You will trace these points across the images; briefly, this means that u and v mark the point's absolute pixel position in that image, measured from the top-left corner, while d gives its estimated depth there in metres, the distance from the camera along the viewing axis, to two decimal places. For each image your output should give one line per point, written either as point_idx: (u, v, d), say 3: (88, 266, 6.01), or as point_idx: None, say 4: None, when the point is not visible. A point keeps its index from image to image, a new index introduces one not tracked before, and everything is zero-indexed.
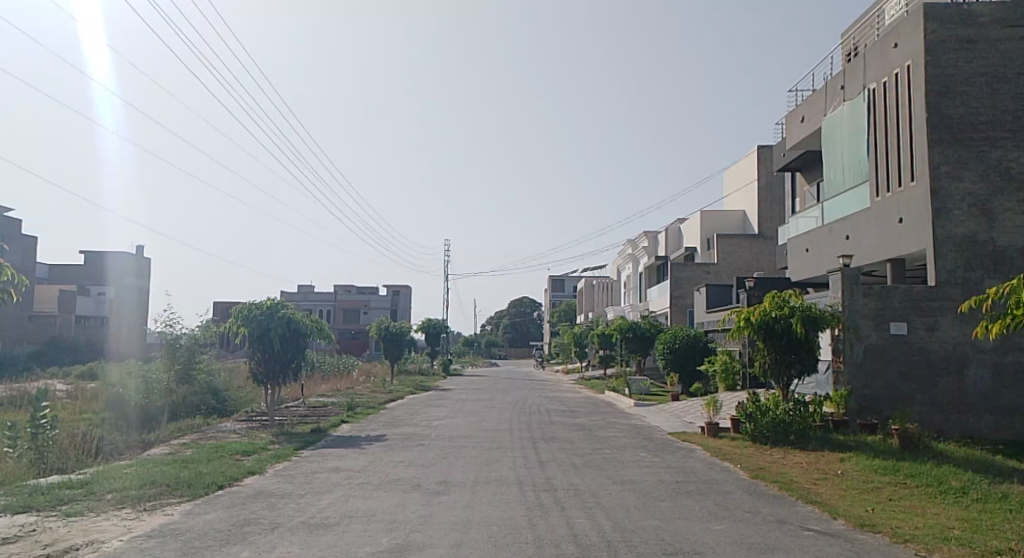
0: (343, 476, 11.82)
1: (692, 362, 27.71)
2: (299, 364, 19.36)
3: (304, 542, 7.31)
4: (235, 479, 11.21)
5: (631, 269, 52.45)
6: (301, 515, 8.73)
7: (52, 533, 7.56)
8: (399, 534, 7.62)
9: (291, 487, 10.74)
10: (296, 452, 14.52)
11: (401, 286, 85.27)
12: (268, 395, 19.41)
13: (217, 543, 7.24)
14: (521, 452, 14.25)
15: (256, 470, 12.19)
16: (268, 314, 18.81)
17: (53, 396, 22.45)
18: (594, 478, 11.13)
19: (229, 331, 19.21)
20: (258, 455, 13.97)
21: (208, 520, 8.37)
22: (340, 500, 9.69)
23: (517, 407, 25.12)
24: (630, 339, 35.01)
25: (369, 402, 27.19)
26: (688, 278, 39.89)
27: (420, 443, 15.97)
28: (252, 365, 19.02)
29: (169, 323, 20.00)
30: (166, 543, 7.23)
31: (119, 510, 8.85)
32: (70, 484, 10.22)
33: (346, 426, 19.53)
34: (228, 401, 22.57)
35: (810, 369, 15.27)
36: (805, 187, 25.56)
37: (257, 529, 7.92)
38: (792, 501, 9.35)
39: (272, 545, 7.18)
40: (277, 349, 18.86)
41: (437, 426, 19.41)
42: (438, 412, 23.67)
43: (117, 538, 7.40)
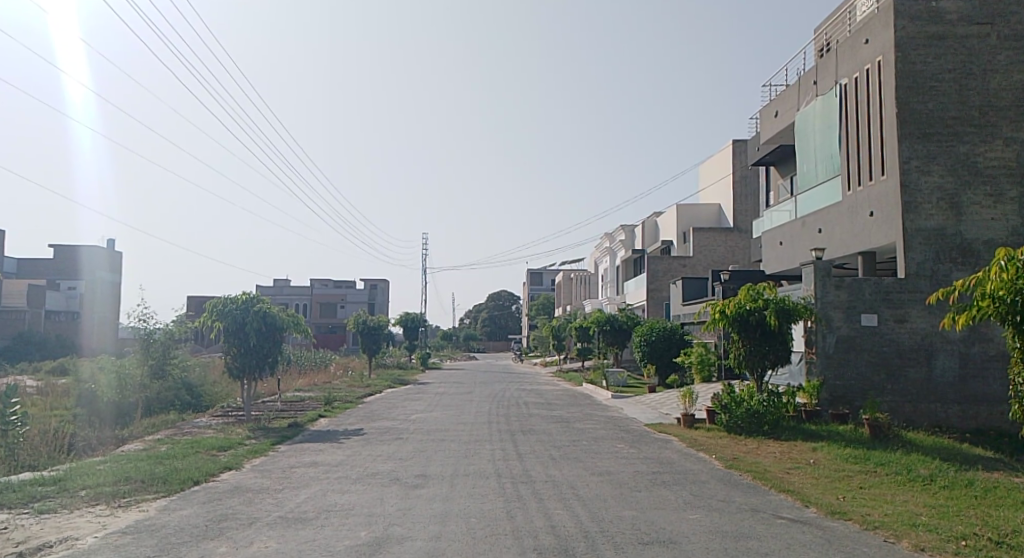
0: (321, 470, 11.80)
1: (669, 354, 27.95)
2: (275, 358, 19.21)
3: (282, 536, 7.31)
4: (212, 474, 11.14)
5: (608, 263, 52.84)
6: (279, 510, 8.73)
7: (24, 530, 7.50)
8: (378, 527, 7.65)
9: (268, 482, 10.69)
10: (273, 447, 14.45)
11: (378, 280, 84.59)
12: (245, 389, 19.25)
13: (194, 538, 7.21)
14: (499, 445, 14.31)
15: (233, 465, 12.11)
16: (243, 308, 18.68)
17: (24, 392, 22.10)
18: (571, 469, 11.25)
19: (202, 326, 18.98)
20: (235, 449, 13.87)
21: (185, 516, 8.32)
22: (317, 494, 9.70)
23: (495, 400, 25.11)
24: (606, 332, 35.17)
25: (347, 396, 27.06)
26: (665, 271, 40.20)
27: (398, 437, 15.95)
28: (228, 360, 18.85)
29: (142, 317, 19.69)
30: (142, 539, 7.17)
31: (93, 507, 8.76)
32: (42, 481, 10.08)
33: (324, 421, 19.42)
34: (203, 397, 22.50)
35: (784, 361, 15.47)
36: (779, 180, 25.85)
37: (234, 524, 7.90)
38: (765, 489, 9.52)
39: (250, 540, 7.17)
40: (253, 343, 18.69)
41: (415, 420, 19.39)
42: (416, 406, 23.68)
43: (91, 535, 7.35)
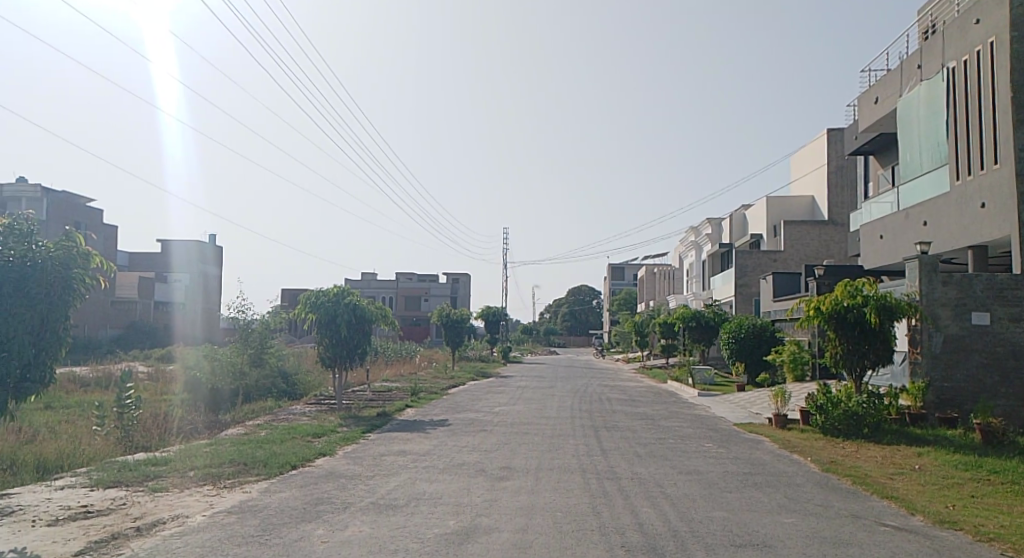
0: (410, 459, 12.09)
1: (759, 352, 27.09)
2: (364, 349, 19.80)
3: (374, 521, 7.52)
4: (307, 459, 11.60)
5: (694, 258, 51.72)
6: (371, 496, 8.99)
7: (141, 507, 8.01)
8: (465, 517, 7.74)
9: (360, 469, 11.03)
10: (363, 435, 14.90)
11: (460, 274, 85.73)
12: (337, 379, 19.87)
13: (293, 520, 7.52)
14: (583, 440, 14.27)
15: (326, 451, 12.57)
16: (335, 300, 19.32)
17: (136, 378, 23.63)
18: (658, 467, 11.07)
19: (297, 318, 19.77)
20: (328, 436, 14.39)
21: (283, 498, 8.68)
22: (406, 482, 9.93)
23: (578, 395, 25.04)
24: (693, 328, 34.38)
25: (432, 388, 27.62)
26: (754, 266, 39.02)
27: (483, 429, 16.13)
28: (320, 350, 19.49)
29: (241, 309, 20.71)
30: (246, 519, 7.54)
31: (200, 487, 9.27)
32: (155, 461, 10.76)
33: (410, 411, 19.86)
34: (298, 384, 23.44)
35: (885, 361, 14.70)
36: (879, 171, 24.62)
37: (330, 508, 8.19)
38: (866, 495, 9.08)
39: (345, 524, 7.41)
40: (344, 334, 19.29)
41: (498, 412, 19.54)
42: (499, 398, 23.91)
43: (200, 513, 7.77)
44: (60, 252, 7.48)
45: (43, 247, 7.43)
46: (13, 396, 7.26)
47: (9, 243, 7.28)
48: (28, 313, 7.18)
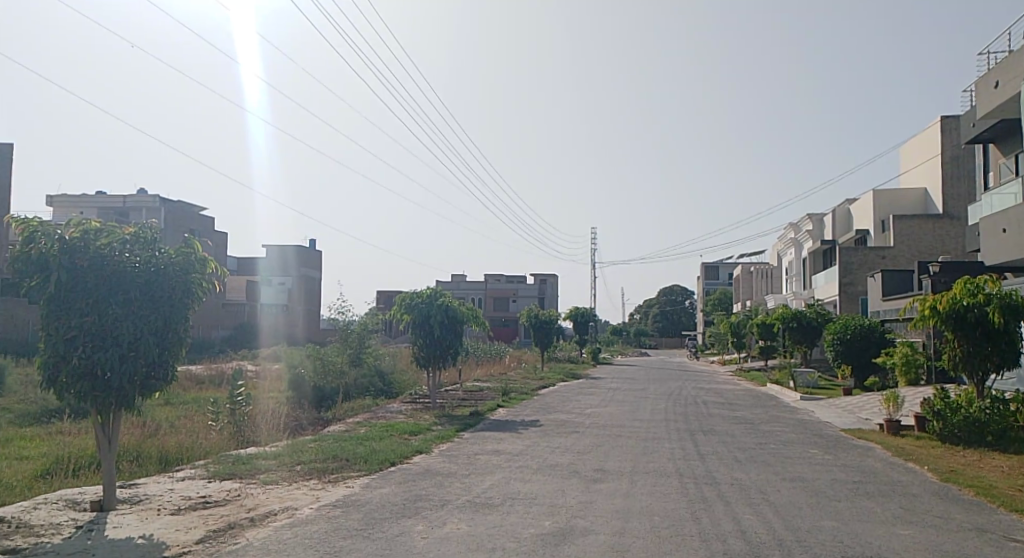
0: (503, 458, 12.18)
1: (867, 354, 25.71)
2: (457, 349, 20.13)
3: (472, 519, 7.61)
4: (405, 457, 11.88)
5: (794, 255, 49.80)
6: (467, 494, 9.11)
7: (254, 498, 8.45)
8: (561, 518, 7.73)
9: (456, 467, 11.21)
10: (457, 433, 15.15)
11: (548, 275, 85.82)
12: (430, 378, 20.26)
13: (394, 515, 7.73)
14: (680, 444, 13.98)
15: (423, 449, 12.85)
16: (428, 301, 19.74)
17: (245, 376, 24.94)
18: (759, 472, 10.69)
19: (393, 319, 20.33)
20: (424, 434, 14.71)
21: (384, 494, 8.93)
22: (501, 481, 10.01)
23: (672, 397, 24.56)
24: (794, 328, 33.04)
25: (522, 388, 27.77)
26: (860, 265, 37.13)
27: (575, 430, 16.09)
28: (415, 350, 19.93)
29: (341, 310, 21.54)
30: (350, 513, 7.81)
31: (307, 481, 9.68)
32: (266, 455, 11.32)
33: (502, 411, 20.06)
34: (393, 383, 24.12)
35: (1011, 364, 13.63)
36: (1001, 159, 22.92)
37: (428, 505, 8.36)
38: (992, 508, 8.45)
39: (444, 520, 7.55)
40: (438, 335, 19.66)
41: (590, 414, 19.41)
42: (590, 400, 23.76)
43: (307, 506, 8.11)
44: (180, 259, 8.02)
45: (166, 254, 7.96)
46: (139, 394, 7.79)
47: (135, 250, 7.76)
48: (154, 317, 7.73)
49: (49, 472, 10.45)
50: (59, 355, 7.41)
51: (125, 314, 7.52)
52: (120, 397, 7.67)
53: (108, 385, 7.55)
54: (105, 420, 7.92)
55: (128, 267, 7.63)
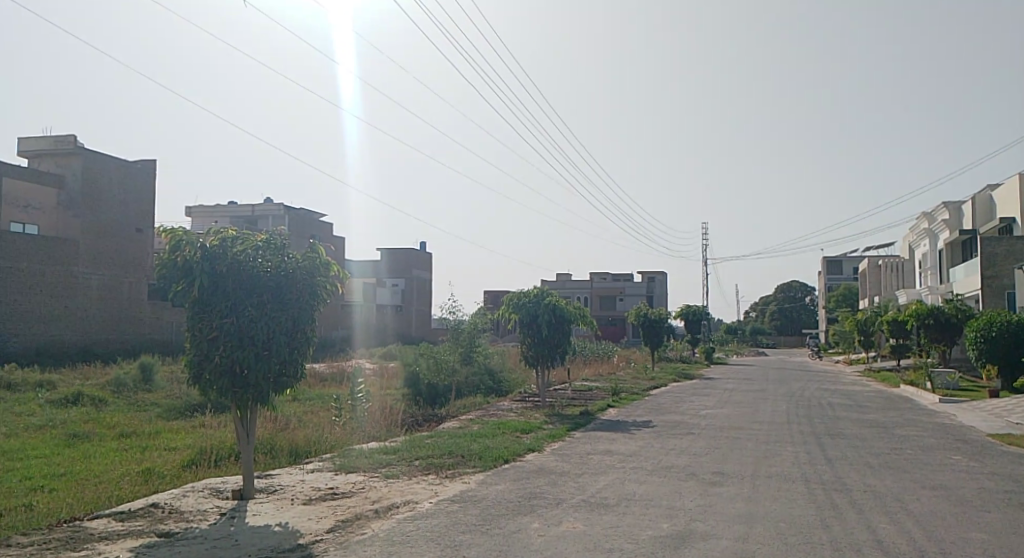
0: (617, 458, 12.03)
1: (1017, 353, 23.57)
2: (566, 348, 20.09)
3: (588, 519, 7.55)
4: (519, 454, 11.97)
5: (929, 247, 46.38)
6: (581, 493, 9.06)
7: (377, 491, 8.76)
8: (680, 521, 7.53)
9: (569, 466, 11.19)
10: (569, 433, 15.13)
11: (656, 273, 84.25)
12: (540, 377, 20.32)
13: (511, 512, 7.79)
14: (804, 447, 13.31)
15: (536, 447, 12.91)
16: (536, 301, 19.80)
17: (364, 374, 26.01)
18: (895, 480, 10.00)
19: (502, 318, 20.53)
20: (536, 433, 14.79)
21: (500, 491, 9.03)
22: (616, 482, 9.88)
23: (793, 399, 23.47)
24: (929, 326, 30.77)
25: (633, 388, 27.39)
26: (1004, 256, 34.07)
27: (691, 431, 15.68)
28: (524, 349, 20.03)
29: (451, 310, 21.96)
30: (468, 508, 7.94)
31: (426, 475, 9.94)
32: (386, 450, 11.73)
33: (614, 411, 19.85)
34: (503, 382, 24.44)
35: None
36: None
37: (543, 503, 8.38)
38: None
39: (560, 519, 7.53)
40: (546, 334, 19.68)
41: (705, 415, 18.84)
42: (706, 401, 23.10)
43: (427, 500, 8.32)
44: (307, 263, 8.43)
45: (294, 259, 8.40)
46: (273, 390, 8.26)
47: (266, 255, 8.24)
48: (286, 318, 8.18)
49: (195, 462, 11.30)
50: (204, 354, 7.98)
51: (259, 316, 8.00)
52: (257, 393, 8.16)
53: (247, 382, 8.05)
54: (244, 415, 8.44)
55: (261, 272, 8.10)
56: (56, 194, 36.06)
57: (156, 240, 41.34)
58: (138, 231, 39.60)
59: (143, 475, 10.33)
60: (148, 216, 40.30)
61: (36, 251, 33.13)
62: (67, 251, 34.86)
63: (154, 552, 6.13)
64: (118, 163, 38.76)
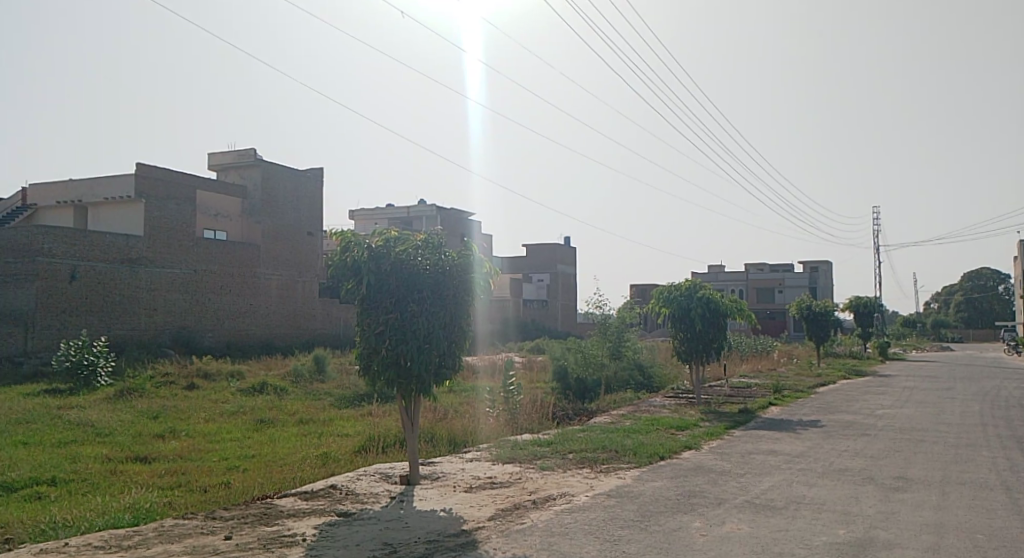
0: (782, 459, 11.40)
1: None
2: (720, 343, 19.35)
3: (753, 520, 7.21)
4: (675, 451, 11.68)
5: None
6: (745, 494, 8.67)
7: (534, 482, 8.89)
8: (857, 528, 6.99)
9: (729, 465, 10.75)
10: (728, 431, 14.55)
11: (820, 262, 79.10)
12: (693, 373, 19.70)
13: (670, 509, 7.61)
14: (1001, 453, 11.93)
15: (692, 445, 12.52)
16: (687, 295, 19.21)
17: (515, 368, 26.49)
18: None
19: (652, 313, 20.09)
20: (692, 430, 14.35)
21: (657, 487, 8.84)
22: (782, 483, 9.35)
23: (986, 399, 21.12)
24: None
25: (796, 385, 25.85)
26: None
27: (865, 432, 14.55)
28: (675, 345, 19.48)
29: (598, 304, 21.81)
30: (625, 504, 7.84)
31: (580, 469, 9.95)
32: (539, 443, 11.88)
33: (775, 409, 18.83)
34: (654, 377, 23.97)
35: None
36: None
37: (703, 502, 8.11)
38: None
39: (722, 519, 7.24)
40: (699, 329, 19.03)
41: (883, 415, 17.41)
42: (881, 400, 21.34)
43: (584, 494, 8.32)
44: (462, 261, 8.71)
45: (450, 256, 8.69)
46: (434, 381, 8.61)
47: (425, 254, 8.59)
48: (443, 313, 8.50)
49: (365, 447, 12.06)
50: (372, 346, 8.46)
51: (420, 310, 8.37)
52: (420, 384, 8.53)
53: (410, 372, 8.43)
54: (408, 404, 8.86)
55: (420, 270, 8.46)
56: (241, 203, 39.88)
57: (325, 243, 44.67)
58: (309, 234, 42.85)
59: (321, 458, 11.17)
60: (317, 220, 43.54)
61: (226, 255, 36.82)
62: (250, 254, 38.46)
63: (335, 530, 6.60)
64: (291, 172, 42.20)
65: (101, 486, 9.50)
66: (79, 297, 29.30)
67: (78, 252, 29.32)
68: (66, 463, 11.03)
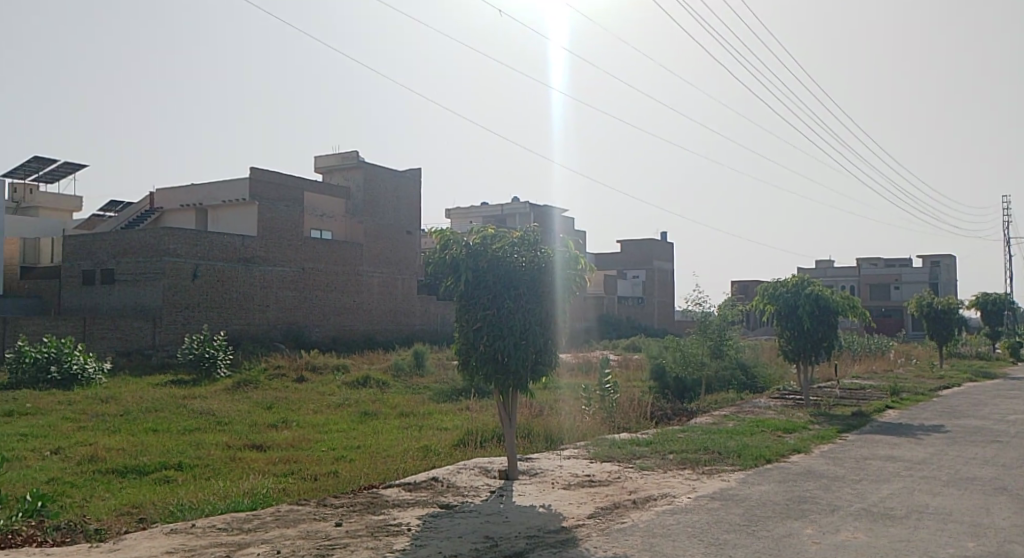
0: (901, 466, 10.71)
1: None
2: (831, 342, 18.43)
3: (871, 530, 6.81)
4: (782, 454, 11.21)
5: None
6: (860, 501, 8.21)
7: (634, 482, 8.76)
8: (990, 541, 6.47)
9: (842, 470, 10.22)
10: (840, 434, 13.84)
11: (940, 256, 74.03)
12: (801, 373, 18.85)
13: (779, 515, 7.30)
14: None
15: (801, 448, 11.98)
16: (795, 291, 18.39)
17: (612, 365, 26.21)
18: None
19: (756, 310, 19.37)
20: (800, 433, 13.74)
21: (764, 491, 8.51)
22: (902, 491, 8.79)
23: None
24: None
25: (915, 387, 24.27)
26: None
27: (995, 439, 13.47)
28: (782, 343, 18.70)
29: (698, 301, 21.25)
30: (730, 507, 7.59)
31: (682, 470, 9.72)
32: (638, 442, 11.69)
33: (893, 413, 17.75)
34: (758, 377, 23.12)
35: None
36: None
37: (815, 508, 7.73)
38: None
39: (836, 527, 6.88)
40: (808, 327, 18.18)
41: (1016, 421, 16.08)
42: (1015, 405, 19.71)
43: (686, 495, 8.11)
44: (557, 257, 8.68)
45: (546, 253, 8.68)
46: (531, 377, 8.64)
47: (521, 251, 8.62)
48: (540, 310, 8.51)
49: (464, 441, 12.26)
50: (470, 342, 8.57)
51: (517, 307, 8.42)
52: (517, 380, 8.58)
53: (507, 367, 8.49)
54: (506, 399, 8.93)
55: (517, 267, 8.50)
56: (344, 203, 41.40)
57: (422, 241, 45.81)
58: (408, 233, 44.02)
59: (422, 451, 11.46)
60: (415, 219, 44.69)
61: (331, 253, 38.36)
62: (354, 253, 39.92)
63: (439, 521, 6.75)
64: (390, 172, 43.52)
65: (222, 472, 10.13)
66: (201, 294, 31.31)
67: (199, 252, 31.33)
68: (191, 449, 11.84)
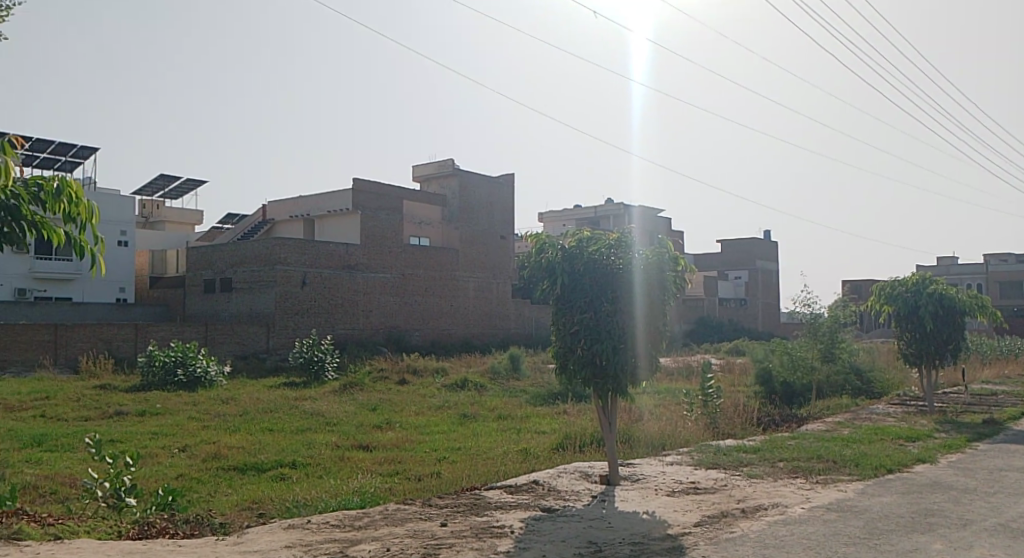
0: None
1: None
2: (957, 344, 17.16)
3: (1010, 547, 6.27)
4: (905, 464, 10.51)
5: None
6: (995, 516, 7.57)
7: (741, 490, 8.44)
8: None
9: (974, 483, 9.47)
10: (969, 444, 12.85)
11: None
12: (923, 378, 17.65)
13: (903, 528, 6.84)
14: None
15: (926, 458, 11.19)
16: (915, 290, 17.23)
17: (715, 369, 25.44)
18: None
19: (872, 311, 18.29)
20: (924, 442, 12.85)
21: (886, 503, 7.99)
22: None
23: None
24: None
25: None
26: None
27: None
28: (902, 346, 17.58)
29: (807, 302, 20.29)
30: (848, 519, 7.17)
31: (794, 479, 9.28)
32: (746, 449, 11.27)
33: None
34: (874, 382, 21.81)
35: None
36: None
37: (944, 522, 7.19)
38: None
39: (970, 543, 6.37)
40: (930, 329, 17.01)
41: None
42: None
43: (799, 505, 7.74)
44: (656, 259, 8.51)
45: (644, 255, 8.53)
46: (630, 382, 8.50)
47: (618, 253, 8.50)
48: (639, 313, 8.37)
49: (563, 445, 12.21)
50: (568, 346, 8.52)
51: (615, 310, 8.31)
52: (616, 384, 8.45)
53: (606, 371, 8.39)
54: (605, 404, 8.81)
55: (615, 271, 8.37)
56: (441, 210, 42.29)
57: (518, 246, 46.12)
58: (503, 238, 44.47)
59: (522, 454, 11.50)
60: (510, 223, 45.10)
61: (429, 259, 39.24)
62: (451, 258, 40.69)
63: (541, 524, 6.74)
64: (485, 178, 44.13)
65: (332, 470, 10.54)
66: (309, 300, 32.77)
67: (306, 261, 32.78)
68: (303, 448, 12.39)
